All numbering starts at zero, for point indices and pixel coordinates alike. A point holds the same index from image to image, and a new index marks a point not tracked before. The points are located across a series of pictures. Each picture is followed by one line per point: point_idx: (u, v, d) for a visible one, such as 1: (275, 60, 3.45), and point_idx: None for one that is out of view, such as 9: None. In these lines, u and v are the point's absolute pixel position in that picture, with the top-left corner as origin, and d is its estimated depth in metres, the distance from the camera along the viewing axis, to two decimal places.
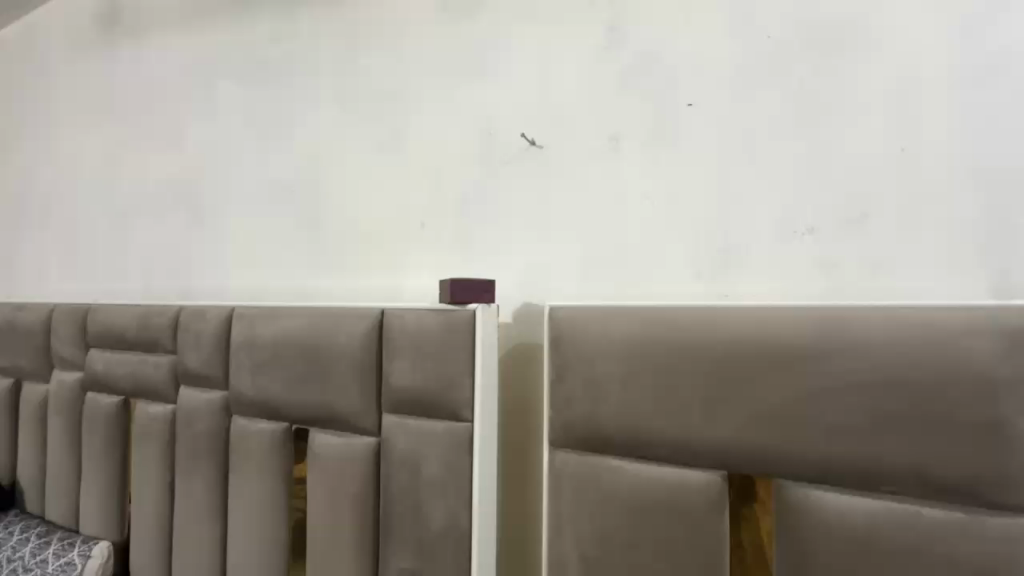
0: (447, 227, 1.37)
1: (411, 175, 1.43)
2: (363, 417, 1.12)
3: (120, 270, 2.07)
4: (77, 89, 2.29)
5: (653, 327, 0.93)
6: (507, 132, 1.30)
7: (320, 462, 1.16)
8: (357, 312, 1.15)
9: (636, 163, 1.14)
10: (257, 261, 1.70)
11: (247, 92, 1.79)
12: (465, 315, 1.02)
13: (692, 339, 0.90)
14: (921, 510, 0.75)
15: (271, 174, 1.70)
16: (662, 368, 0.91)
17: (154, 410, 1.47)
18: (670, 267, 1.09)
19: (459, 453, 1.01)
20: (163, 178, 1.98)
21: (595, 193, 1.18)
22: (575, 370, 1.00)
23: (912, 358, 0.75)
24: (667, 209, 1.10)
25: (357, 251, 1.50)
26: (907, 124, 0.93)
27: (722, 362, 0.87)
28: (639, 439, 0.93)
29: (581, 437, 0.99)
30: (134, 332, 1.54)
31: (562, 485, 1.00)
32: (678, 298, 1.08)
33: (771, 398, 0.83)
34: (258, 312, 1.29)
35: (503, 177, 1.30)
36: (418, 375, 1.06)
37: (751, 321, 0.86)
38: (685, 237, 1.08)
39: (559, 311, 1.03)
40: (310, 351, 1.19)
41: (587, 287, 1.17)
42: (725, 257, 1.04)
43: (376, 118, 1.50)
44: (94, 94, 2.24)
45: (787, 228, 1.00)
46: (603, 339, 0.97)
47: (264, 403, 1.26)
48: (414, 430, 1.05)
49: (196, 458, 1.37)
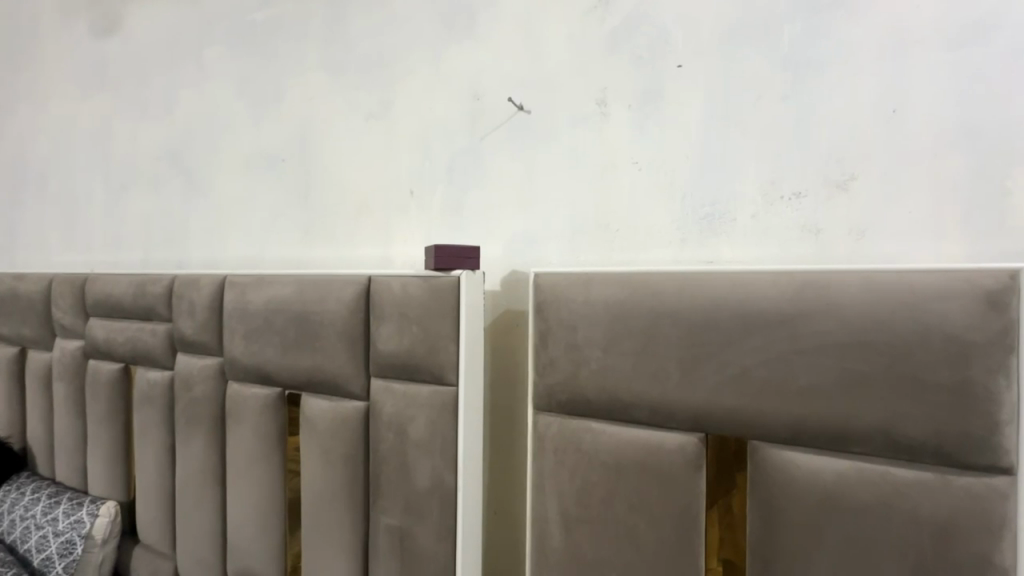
0: (436, 195, 1.36)
1: (400, 142, 1.42)
2: (351, 381, 1.14)
3: (117, 240, 2.08)
4: (68, 56, 2.26)
5: (634, 291, 0.94)
6: (495, 98, 1.28)
7: (312, 425, 1.19)
8: (346, 279, 1.16)
9: (622, 126, 1.12)
10: (250, 231, 1.71)
11: (237, 59, 1.76)
12: (451, 281, 1.03)
13: (671, 304, 0.90)
14: (889, 470, 0.76)
15: (262, 142, 1.69)
16: (640, 333, 0.92)
17: (153, 377, 1.51)
18: (655, 234, 1.09)
19: (444, 415, 1.03)
20: (157, 147, 1.98)
21: (581, 159, 1.17)
22: (558, 335, 1.01)
23: (887, 320, 0.76)
24: (653, 175, 1.09)
25: (348, 220, 1.50)
26: (898, 85, 0.90)
27: (700, 326, 0.88)
28: (619, 402, 0.95)
29: (564, 401, 1.01)
30: (131, 301, 1.56)
31: (545, 447, 1.02)
32: (662, 264, 1.08)
33: (747, 361, 0.84)
34: (249, 279, 1.31)
35: (492, 144, 1.29)
36: (404, 340, 1.07)
37: (731, 285, 0.87)
38: (670, 203, 1.07)
39: (543, 277, 1.04)
40: (300, 317, 1.20)
41: (573, 255, 1.17)
42: (710, 223, 1.03)
43: (365, 85, 1.48)
44: (84, 62, 2.21)
45: (773, 192, 0.98)
46: (584, 304, 0.98)
47: (257, 368, 1.29)
48: (401, 394, 1.07)
49: (194, 421, 1.41)
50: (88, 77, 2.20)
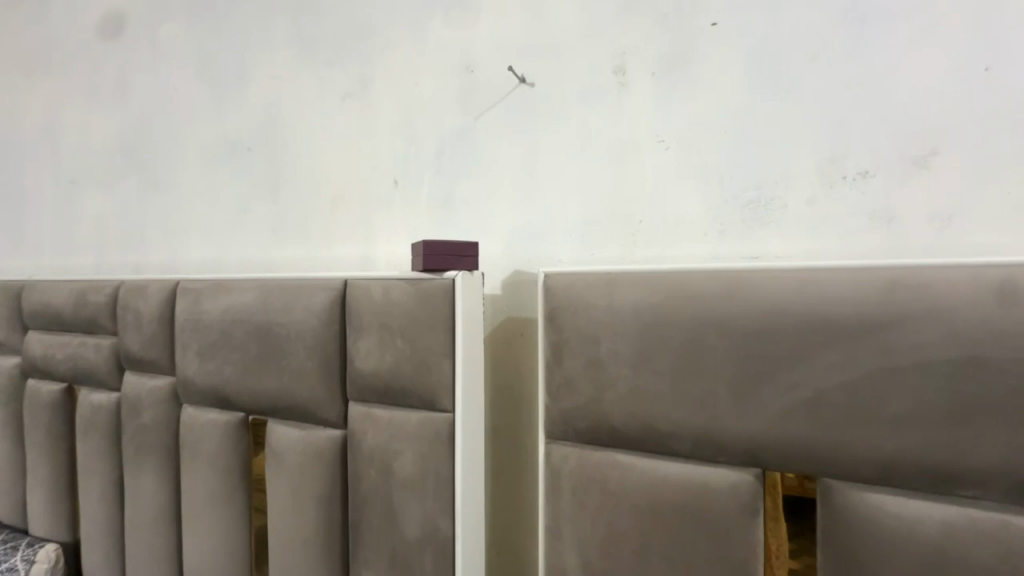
0: (424, 184, 1.17)
1: (382, 125, 1.23)
2: (325, 406, 0.95)
3: (67, 244, 1.85)
4: (11, 38, 2.02)
5: (670, 294, 0.76)
6: (491, 69, 1.10)
7: (278, 458, 0.99)
8: (316, 284, 0.97)
9: (645, 98, 0.95)
10: (214, 230, 1.50)
11: (196, 36, 1.56)
12: (443, 286, 0.85)
13: (720, 310, 0.73)
14: (1011, 521, 0.59)
15: (225, 128, 1.49)
16: (680, 346, 0.75)
17: (97, 399, 1.30)
18: (687, 225, 0.91)
19: (437, 449, 0.85)
20: (111, 139, 1.76)
21: (595, 138, 0.99)
22: (576, 349, 0.82)
23: (1007, 330, 0.59)
24: (685, 155, 0.92)
25: (323, 216, 1.31)
26: (990, 37, 0.74)
27: (758, 338, 0.70)
28: (653, 431, 0.77)
29: (584, 429, 0.83)
30: (71, 311, 1.34)
31: (561, 484, 0.84)
32: (695, 260, 0.90)
33: (821, 381, 0.67)
34: (204, 285, 1.11)
35: (488, 124, 1.10)
36: (387, 358, 0.88)
37: (797, 286, 0.69)
38: (705, 188, 0.90)
39: (556, 278, 0.86)
40: (262, 330, 1.00)
41: (587, 252, 0.99)
42: (755, 211, 0.86)
43: (340, 59, 1.28)
44: (28, 44, 1.97)
45: (834, 172, 0.82)
46: (608, 312, 0.80)
47: (213, 391, 1.09)
48: (384, 422, 0.88)
49: (142, 453, 1.20)
50: (33, 62, 1.96)
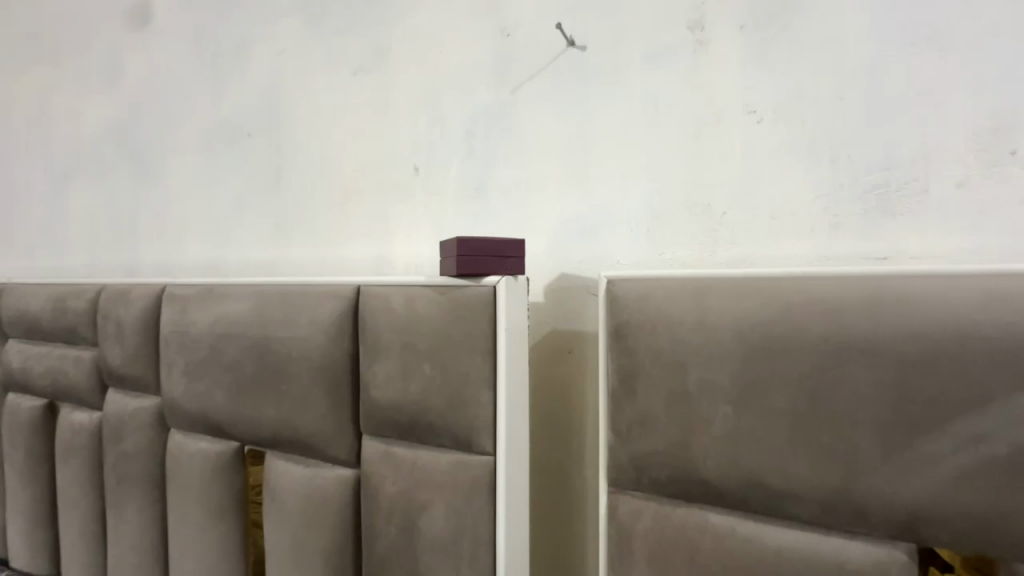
0: (451, 171, 0.99)
1: (401, 102, 1.05)
2: (335, 441, 0.77)
3: (55, 244, 1.70)
4: None
5: (787, 309, 0.57)
6: (532, 33, 0.92)
7: (279, 502, 0.82)
8: (323, 291, 0.79)
9: (732, 58, 0.76)
10: (210, 227, 1.34)
11: (193, 9, 1.39)
12: (483, 295, 0.67)
13: (863, 331, 0.54)
14: None
15: (224, 112, 1.32)
16: (804, 377, 0.56)
17: (78, 420, 1.14)
18: (788, 218, 0.72)
19: (475, 502, 0.67)
20: (100, 128, 1.60)
21: (665, 111, 0.80)
22: (653, 377, 0.64)
23: None
24: (785, 130, 0.72)
25: (332, 210, 1.13)
26: None
27: (921, 370, 0.52)
28: (763, 489, 0.58)
29: (663, 481, 0.64)
30: (49, 319, 1.19)
31: (633, 548, 0.66)
32: (798, 262, 0.72)
33: (1019, 432, 0.48)
34: (193, 291, 0.94)
35: (529, 99, 0.92)
36: (411, 385, 0.70)
37: (977, 299, 0.51)
38: (814, 171, 0.71)
39: (624, 286, 0.67)
40: (258, 348, 0.83)
41: (653, 251, 0.80)
42: (882, 198, 0.67)
43: (353, 28, 1.11)
44: (10, 23, 1.80)
45: (997, 146, 0.62)
46: (699, 331, 0.61)
47: (203, 416, 0.92)
48: (407, 465, 0.71)
49: (125, 485, 1.04)
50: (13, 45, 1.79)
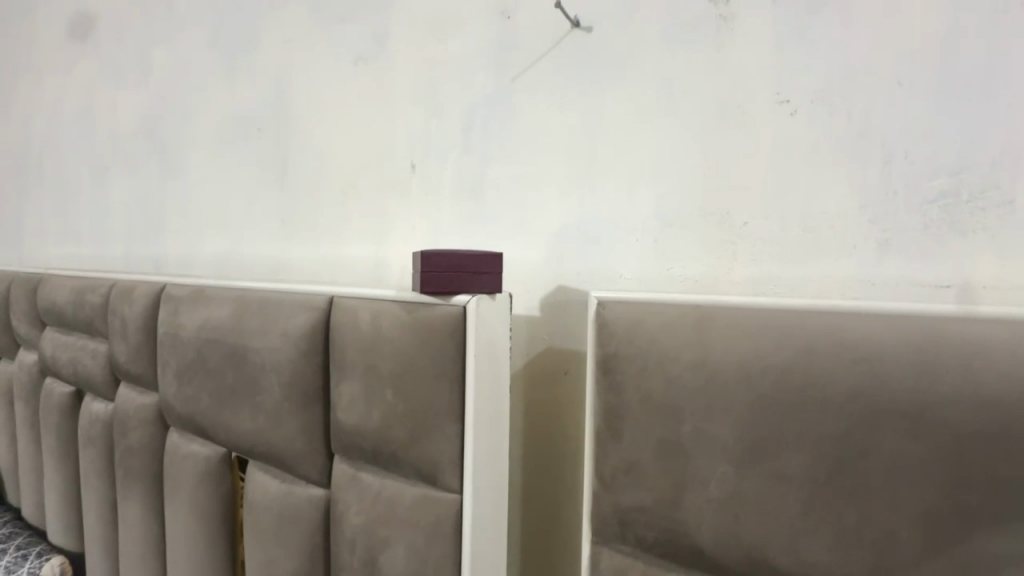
0: (447, 168, 0.92)
1: (399, 92, 0.98)
2: (306, 459, 0.73)
3: (96, 234, 1.78)
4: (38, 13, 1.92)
5: (806, 353, 0.46)
6: (534, 13, 0.82)
7: (254, 515, 0.79)
8: (297, 300, 0.75)
9: (761, 36, 0.63)
10: (224, 223, 1.34)
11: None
12: (450, 317, 0.59)
13: (904, 387, 0.42)
14: None
15: (236, 104, 1.30)
16: (825, 441, 0.45)
17: (95, 410, 1.18)
18: (825, 232, 0.59)
19: (437, 543, 0.60)
20: (133, 121, 1.64)
21: (679, 102, 0.69)
22: (642, 420, 0.54)
23: None
24: (824, 123, 0.59)
25: (331, 208, 1.09)
26: None
27: (984, 445, 0.39)
28: (767, 568, 0.48)
29: (651, 540, 0.55)
30: (72, 311, 1.23)
31: None
32: (834, 286, 0.59)
33: None
34: (184, 292, 0.92)
35: (529, 88, 0.83)
36: (376, 410, 0.64)
37: None
38: (860, 174, 0.58)
39: (615, 310, 0.58)
40: (236, 356, 0.80)
41: (660, 265, 0.70)
42: (948, 210, 0.53)
43: (353, 13, 1.04)
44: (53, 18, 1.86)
45: None
46: (697, 369, 0.51)
47: (193, 419, 0.91)
48: (371, 495, 0.65)
49: (130, 479, 1.06)
50: (57, 39, 1.86)
